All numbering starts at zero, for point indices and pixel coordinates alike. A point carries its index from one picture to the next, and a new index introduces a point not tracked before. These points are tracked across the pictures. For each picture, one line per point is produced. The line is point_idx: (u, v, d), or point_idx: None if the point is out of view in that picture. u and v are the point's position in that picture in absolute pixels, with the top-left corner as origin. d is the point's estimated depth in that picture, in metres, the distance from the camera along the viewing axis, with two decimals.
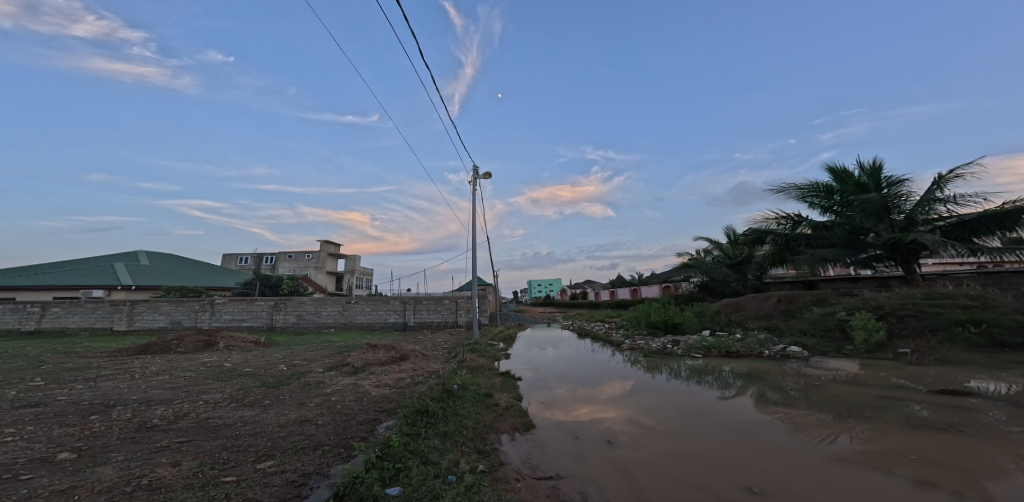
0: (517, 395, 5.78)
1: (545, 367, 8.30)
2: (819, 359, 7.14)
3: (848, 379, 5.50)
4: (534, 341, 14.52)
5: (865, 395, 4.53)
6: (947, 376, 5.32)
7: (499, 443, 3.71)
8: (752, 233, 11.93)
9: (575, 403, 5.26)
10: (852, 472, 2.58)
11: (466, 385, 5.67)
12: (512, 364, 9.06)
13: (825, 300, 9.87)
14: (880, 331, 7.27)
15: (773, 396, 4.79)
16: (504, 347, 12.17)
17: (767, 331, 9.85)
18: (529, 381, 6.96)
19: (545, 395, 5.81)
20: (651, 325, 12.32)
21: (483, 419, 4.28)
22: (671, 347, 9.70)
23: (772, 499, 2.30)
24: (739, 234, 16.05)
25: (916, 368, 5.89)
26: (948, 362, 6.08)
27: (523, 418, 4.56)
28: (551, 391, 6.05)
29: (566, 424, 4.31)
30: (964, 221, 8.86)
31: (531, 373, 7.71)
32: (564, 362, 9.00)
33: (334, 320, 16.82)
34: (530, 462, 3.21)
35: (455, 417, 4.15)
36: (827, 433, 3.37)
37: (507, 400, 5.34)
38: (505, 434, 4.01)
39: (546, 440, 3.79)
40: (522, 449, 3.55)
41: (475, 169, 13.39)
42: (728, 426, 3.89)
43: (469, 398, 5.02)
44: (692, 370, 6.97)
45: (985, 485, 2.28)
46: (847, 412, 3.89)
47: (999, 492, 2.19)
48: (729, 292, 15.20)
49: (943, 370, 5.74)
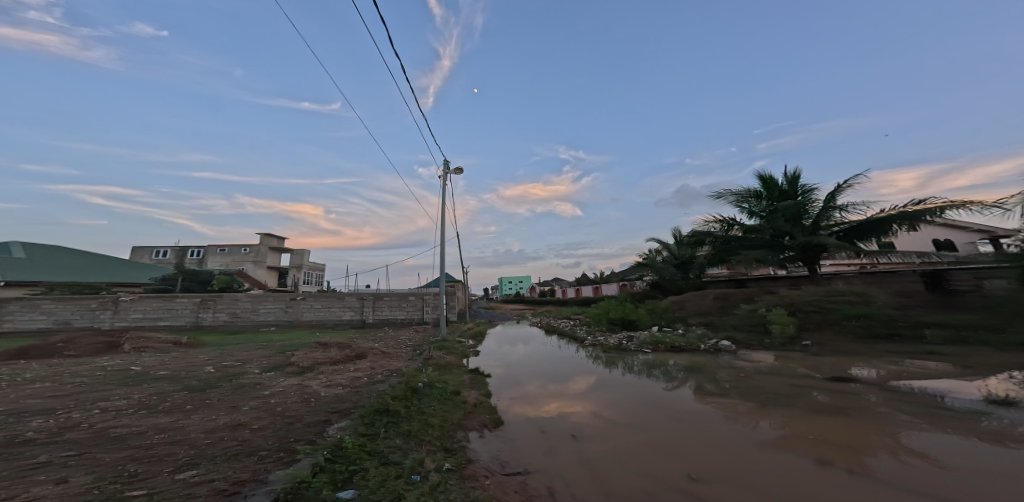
0: (486, 391, 5.81)
1: (516, 364, 8.33)
2: (745, 352, 7.79)
3: (768, 369, 6.03)
4: (505, 337, 14.66)
5: (780, 384, 4.99)
6: (838, 365, 6.01)
7: (467, 441, 3.68)
8: (694, 234, 12.67)
9: (546, 398, 5.37)
10: (774, 455, 2.82)
11: (433, 383, 5.55)
12: (481, 360, 9.12)
13: (751, 298, 10.75)
14: (791, 325, 8.03)
15: (710, 388, 5.15)
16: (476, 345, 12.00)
17: (705, 327, 10.58)
18: (500, 378, 6.96)
19: (517, 391, 5.90)
20: (611, 322, 12.86)
21: (451, 417, 4.23)
22: (627, 342, 10.16)
23: (711, 483, 2.47)
24: (684, 235, 17.09)
25: (818, 359, 6.59)
26: (842, 353, 6.89)
27: (494, 415, 4.55)
28: (523, 386, 6.17)
29: (536, 420, 4.37)
30: (855, 227, 10.03)
31: (504, 370, 7.69)
32: (534, 357, 9.20)
33: (277, 317, 15.87)
34: (500, 458, 3.21)
35: (423, 413, 4.14)
36: (752, 420, 3.68)
37: (447, 388, 5.42)
38: (474, 432, 3.98)
39: (516, 436, 3.80)
40: (491, 446, 3.55)
41: (447, 163, 13.22)
42: (676, 417, 4.10)
43: (436, 396, 4.92)
44: (644, 365, 7.35)
45: (866, 460, 2.60)
46: (767, 400, 4.28)
47: (875, 465, 2.51)
48: (675, 290, 16.10)
49: (837, 359, 6.48)
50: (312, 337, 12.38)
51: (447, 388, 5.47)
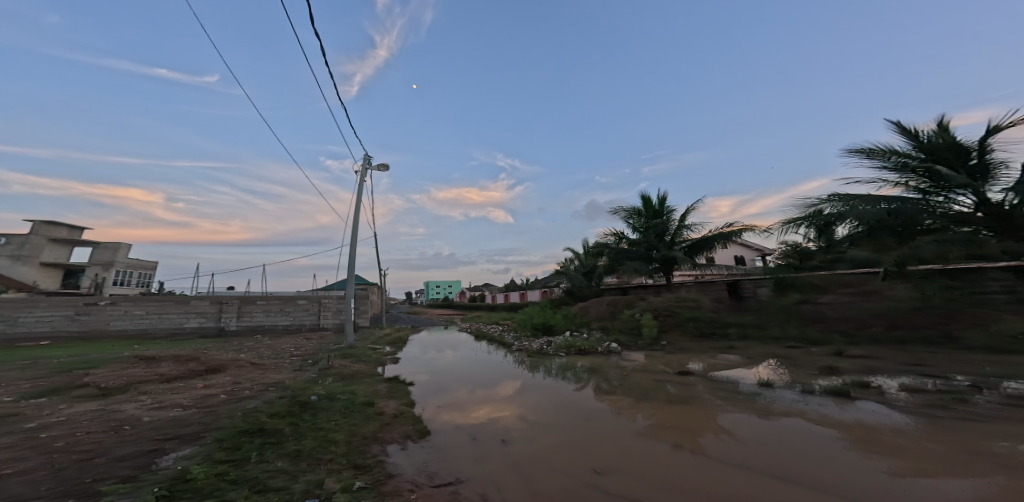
0: (411, 401, 5.49)
1: (442, 371, 8.09)
2: (626, 352, 8.74)
3: (642, 366, 6.86)
4: (432, 343, 14.20)
5: (647, 379, 5.70)
6: (678, 361, 7.08)
7: (386, 454, 3.37)
8: (596, 247, 13.95)
9: (477, 404, 5.26)
10: (647, 443, 3.16)
11: (334, 395, 5.11)
12: (405, 367, 8.70)
13: (632, 304, 12.40)
14: (655, 327, 9.41)
15: (605, 386, 5.62)
16: (393, 351, 11.37)
17: (602, 330, 11.65)
18: (424, 385, 6.67)
19: (445, 398, 5.69)
20: (534, 327, 13.23)
21: (363, 431, 3.90)
22: (548, 346, 10.59)
23: (611, 475, 2.65)
24: (589, 245, 18.59)
25: (675, 355, 7.72)
26: (681, 350, 8.20)
27: (420, 425, 4.29)
28: (451, 394, 5.97)
29: (465, 427, 4.26)
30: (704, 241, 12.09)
31: (427, 377, 7.40)
32: (462, 363, 9.03)
33: (48, 328, 13.79)
34: (427, 470, 3.02)
35: (339, 430, 3.78)
36: (631, 414, 4.09)
37: (350, 395, 5.20)
38: (395, 444, 3.69)
39: (445, 446, 3.64)
40: (417, 457, 3.33)
41: (366, 157, 12.49)
42: (587, 415, 4.35)
43: (339, 409, 4.52)
44: (560, 367, 7.73)
45: (702, 441, 3.08)
46: (641, 394, 4.83)
47: (708, 445, 3.00)
48: (581, 296, 17.47)
49: (681, 355, 7.67)
50: (142, 352, 10.40)
51: (355, 396, 5.27)
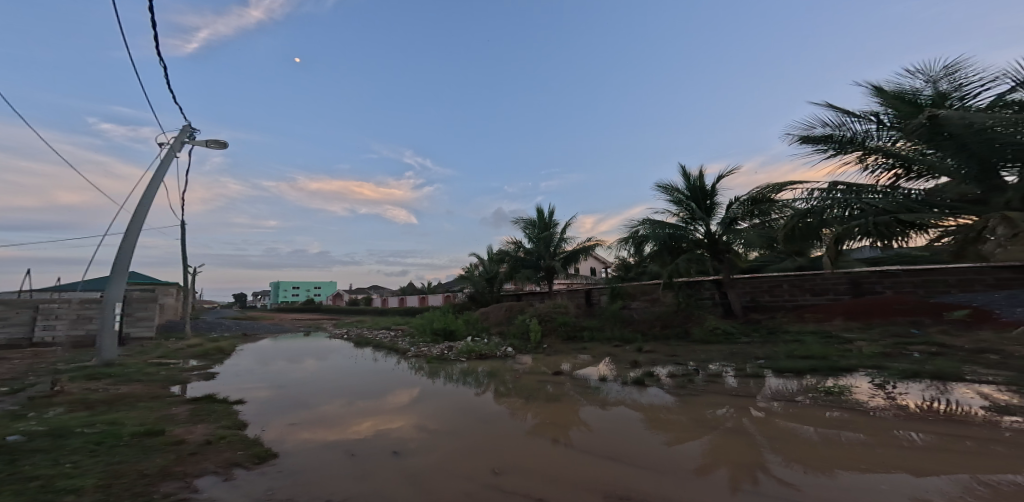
0: (236, 422, 4.49)
1: (304, 383, 7.19)
2: (516, 355, 9.27)
3: (531, 368, 7.40)
4: (289, 353, 12.27)
5: (534, 381, 6.17)
6: (553, 362, 7.83)
7: (204, 485, 2.64)
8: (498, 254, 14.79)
9: (359, 418, 4.88)
10: (537, 441, 3.43)
11: (115, 426, 3.99)
12: (242, 383, 7.23)
13: (524, 310, 13.37)
14: (539, 332, 10.38)
15: (502, 390, 5.89)
16: (229, 366, 9.61)
17: (500, 335, 12.14)
18: (272, 401, 5.81)
19: (301, 415, 4.96)
20: (433, 332, 13.07)
21: (168, 460, 3.01)
22: (448, 351, 10.54)
23: (507, 474, 2.81)
24: (493, 251, 19.40)
25: (558, 356, 8.54)
26: (556, 352, 9.13)
27: (262, 448, 3.60)
28: (313, 409, 5.27)
29: (341, 444, 3.87)
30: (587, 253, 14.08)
31: (275, 392, 6.44)
32: (317, 376, 7.94)
33: None
34: (277, 494, 2.57)
35: (68, 474, 2.66)
36: (525, 415, 4.36)
37: (112, 426, 3.99)
38: (219, 472, 2.92)
39: (316, 465, 3.24)
40: (268, 483, 2.78)
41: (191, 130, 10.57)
42: (483, 419, 4.49)
43: (104, 447, 3.28)
44: (461, 372, 7.77)
45: (576, 435, 3.46)
46: (532, 395, 5.23)
47: (578, 437, 3.41)
48: (484, 301, 18.26)
49: (553, 357, 8.54)
50: None
51: (125, 426, 4.01)
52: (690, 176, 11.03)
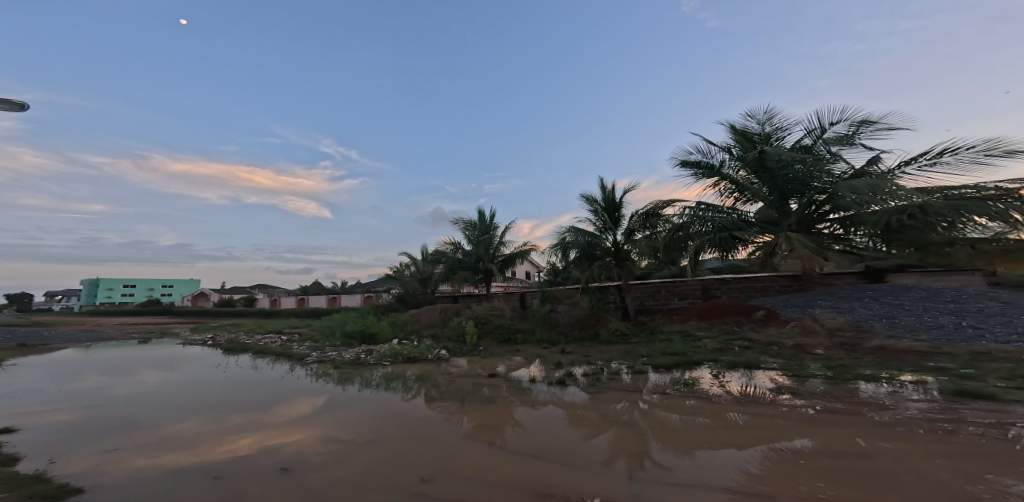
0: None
1: (155, 398, 5.97)
2: (451, 358, 9.20)
3: (466, 371, 7.41)
4: (126, 364, 9.96)
5: (469, 384, 6.20)
6: (493, 364, 7.91)
7: None
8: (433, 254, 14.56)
9: (234, 434, 4.23)
10: (471, 446, 3.44)
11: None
12: (22, 408, 5.38)
13: (460, 313, 13.28)
14: (476, 335, 10.42)
15: (435, 394, 5.81)
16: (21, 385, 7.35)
17: (432, 338, 11.86)
18: (93, 423, 4.59)
19: (128, 440, 3.96)
20: (346, 337, 12.13)
21: None
22: (365, 356, 10.02)
23: (437, 481, 2.79)
24: (428, 252, 19.06)
25: (492, 358, 8.66)
26: (488, 355, 9.18)
27: (46, 486, 2.72)
28: (153, 430, 4.28)
29: (204, 466, 3.24)
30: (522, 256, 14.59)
31: (95, 411, 5.10)
32: (157, 391, 6.49)
33: None
34: None
35: None
36: (459, 419, 4.34)
37: None
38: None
39: (167, 492, 2.70)
40: None
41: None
42: (410, 426, 4.37)
43: None
44: (382, 377, 7.52)
45: (513, 436, 3.55)
46: (464, 398, 5.24)
47: (513, 437, 3.51)
48: (415, 303, 17.87)
49: (492, 358, 8.61)
50: None
51: None
52: (607, 188, 11.80)
